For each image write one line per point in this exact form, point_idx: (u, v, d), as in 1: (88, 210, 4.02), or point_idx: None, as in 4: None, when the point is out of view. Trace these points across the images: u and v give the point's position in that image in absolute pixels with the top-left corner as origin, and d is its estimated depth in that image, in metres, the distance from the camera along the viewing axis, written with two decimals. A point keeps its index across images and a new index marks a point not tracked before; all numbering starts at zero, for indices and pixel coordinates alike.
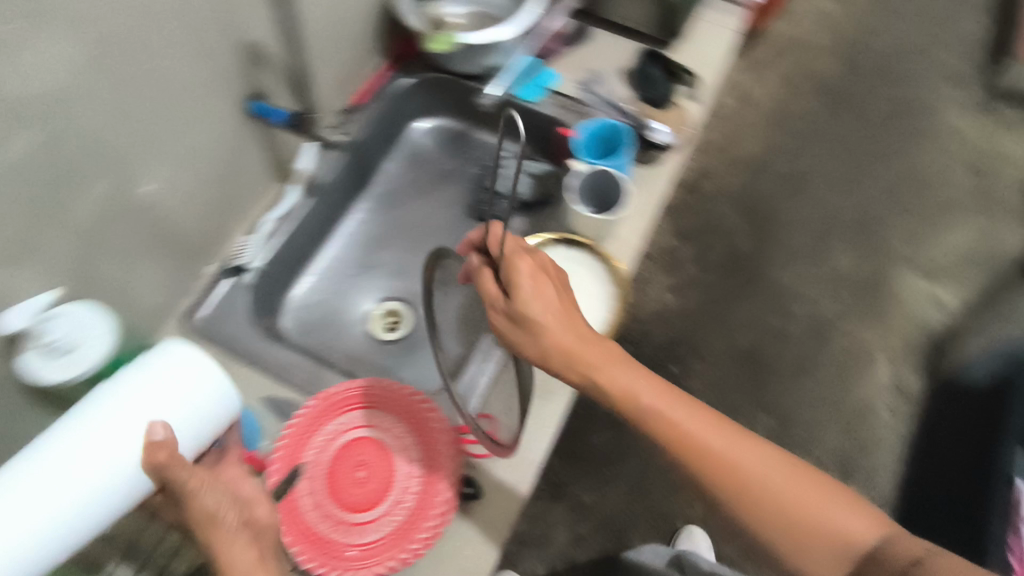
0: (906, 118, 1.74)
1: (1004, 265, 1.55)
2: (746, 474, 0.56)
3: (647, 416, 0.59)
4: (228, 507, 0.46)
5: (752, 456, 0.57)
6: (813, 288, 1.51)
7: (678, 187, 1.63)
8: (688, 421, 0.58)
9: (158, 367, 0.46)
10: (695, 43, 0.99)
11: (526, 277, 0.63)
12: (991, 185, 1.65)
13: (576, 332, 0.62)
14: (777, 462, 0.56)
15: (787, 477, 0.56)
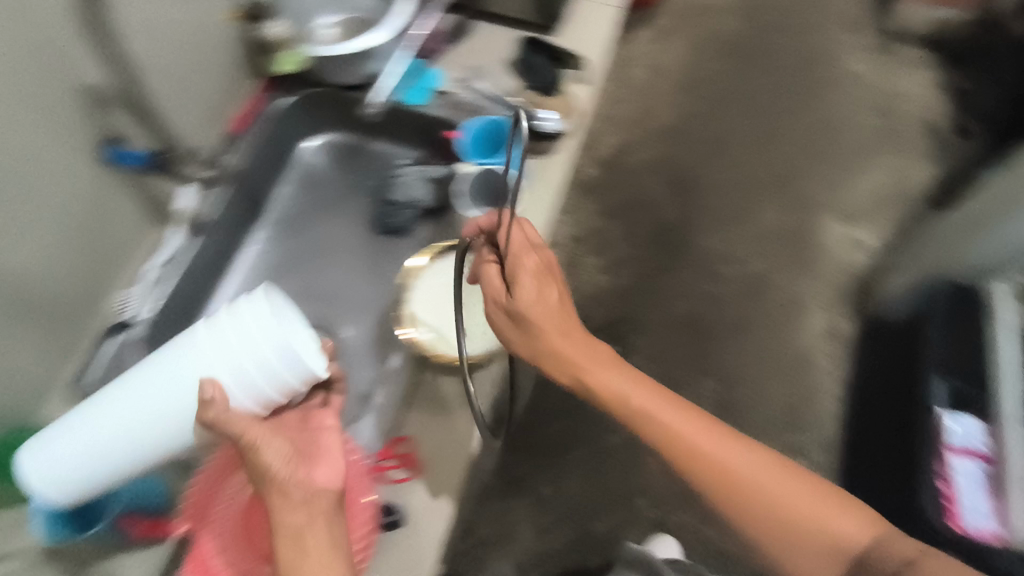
0: (808, 67, 1.77)
1: (917, 198, 1.60)
2: (747, 483, 0.63)
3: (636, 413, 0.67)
4: (279, 472, 0.49)
5: (756, 467, 0.64)
6: (741, 248, 1.54)
7: (597, 166, 1.62)
8: (699, 436, 0.65)
9: (253, 313, 0.49)
10: (578, 26, 0.98)
11: (528, 277, 0.68)
12: (894, 123, 1.70)
13: (576, 344, 0.68)
14: (779, 473, 0.64)
15: (769, 475, 0.64)
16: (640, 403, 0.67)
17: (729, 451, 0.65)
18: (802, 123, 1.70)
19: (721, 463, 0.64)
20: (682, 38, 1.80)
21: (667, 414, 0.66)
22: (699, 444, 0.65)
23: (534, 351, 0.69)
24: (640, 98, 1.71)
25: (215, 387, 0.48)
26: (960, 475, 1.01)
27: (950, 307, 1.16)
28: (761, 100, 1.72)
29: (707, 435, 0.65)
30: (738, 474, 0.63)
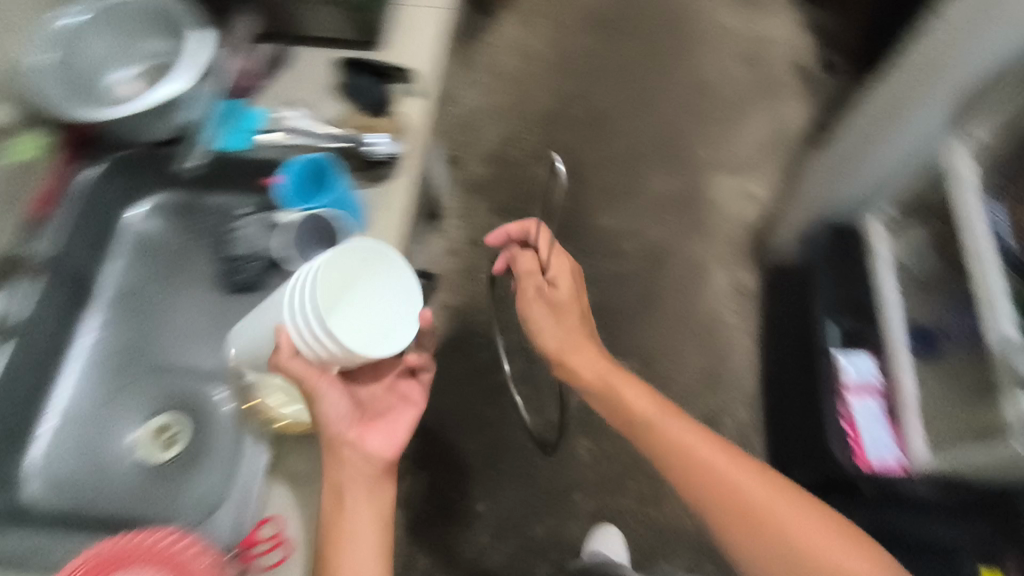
0: (675, 27, 1.77)
1: (797, 142, 1.63)
2: (758, 512, 0.68)
3: (659, 428, 0.77)
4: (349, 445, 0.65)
5: (774, 499, 0.69)
6: (637, 221, 1.53)
7: (483, 164, 1.58)
8: (718, 464, 0.71)
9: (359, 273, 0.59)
10: (404, 34, 0.93)
11: (561, 276, 0.90)
12: (765, 69, 1.72)
13: (598, 354, 0.86)
14: (796, 508, 0.68)
15: (788, 508, 0.68)
16: (673, 432, 0.75)
17: (751, 485, 0.70)
18: (678, 84, 1.69)
19: (743, 497, 0.69)
20: (547, 18, 1.77)
21: (697, 442, 0.74)
22: (729, 476, 0.71)
23: (561, 345, 0.87)
24: (515, 85, 1.68)
25: (285, 337, 0.59)
26: (860, 415, 1.02)
27: (836, 247, 1.16)
28: (634, 68, 1.71)
29: (733, 468, 0.71)
30: (760, 509, 0.68)
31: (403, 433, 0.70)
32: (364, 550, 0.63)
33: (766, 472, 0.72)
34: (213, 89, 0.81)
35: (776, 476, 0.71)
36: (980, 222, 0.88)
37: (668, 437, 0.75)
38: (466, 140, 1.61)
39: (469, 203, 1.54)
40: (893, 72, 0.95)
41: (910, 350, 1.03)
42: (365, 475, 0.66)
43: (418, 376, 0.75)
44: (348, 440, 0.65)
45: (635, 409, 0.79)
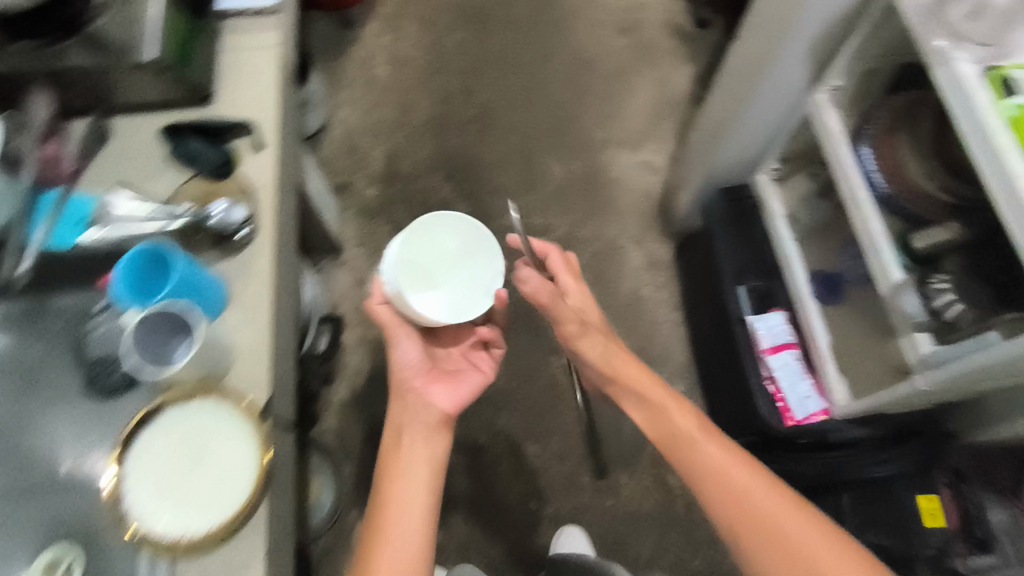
0: (545, 8, 1.73)
1: (685, 102, 1.62)
2: (788, 540, 0.66)
3: (692, 443, 0.74)
4: (418, 397, 0.76)
5: (803, 530, 0.67)
6: (543, 212, 1.50)
7: (375, 185, 1.52)
8: (753, 488, 0.70)
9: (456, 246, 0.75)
10: (239, 77, 0.85)
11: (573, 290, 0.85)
12: (642, 35, 1.70)
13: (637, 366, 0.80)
14: (824, 540, 0.66)
15: (804, 527, 0.67)
16: (724, 457, 0.72)
17: (778, 511, 0.68)
18: (558, 64, 1.66)
19: (768, 525, 0.68)
20: (412, 20, 1.70)
21: (740, 472, 0.71)
22: (765, 500, 0.69)
23: (606, 361, 0.81)
24: (393, 96, 1.61)
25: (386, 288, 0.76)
26: (784, 375, 1.03)
27: (733, 208, 1.16)
28: (511, 56, 1.66)
29: (762, 496, 0.69)
30: (781, 535, 0.67)
31: (469, 391, 0.79)
32: (414, 484, 0.70)
33: (804, 503, 0.69)
34: (35, 175, 0.72)
35: (813, 509, 0.69)
36: (854, 170, 0.88)
37: (705, 462, 0.72)
38: (353, 163, 1.53)
39: (370, 227, 1.48)
40: (751, 35, 0.95)
41: (816, 298, 1.05)
42: (427, 425, 0.74)
43: (492, 351, 0.86)
44: (413, 387, 0.76)
45: (682, 427, 0.75)
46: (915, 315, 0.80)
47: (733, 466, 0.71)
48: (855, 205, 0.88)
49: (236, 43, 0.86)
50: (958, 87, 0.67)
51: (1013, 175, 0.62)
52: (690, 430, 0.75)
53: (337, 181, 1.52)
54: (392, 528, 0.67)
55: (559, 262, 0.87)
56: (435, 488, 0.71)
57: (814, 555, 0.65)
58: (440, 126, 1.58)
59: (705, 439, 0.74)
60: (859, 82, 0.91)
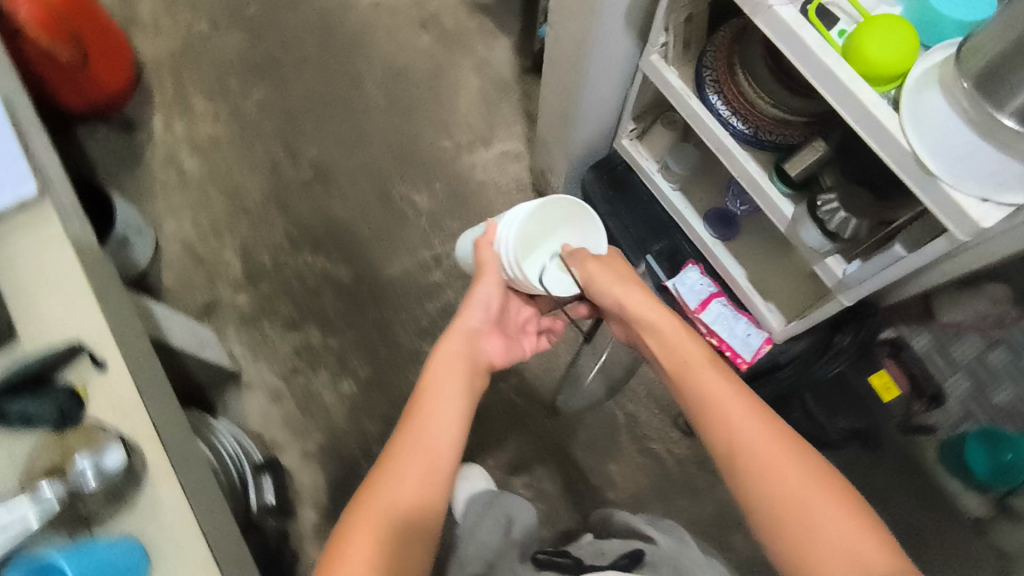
0: (333, 31, 1.58)
1: (516, 77, 1.55)
2: (766, 464, 0.64)
3: (690, 368, 0.74)
4: (479, 330, 0.84)
5: (783, 459, 0.64)
6: (426, 244, 1.42)
7: (243, 291, 1.36)
8: (739, 412, 0.68)
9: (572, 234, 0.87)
10: (33, 289, 0.68)
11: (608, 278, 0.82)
12: (443, 23, 1.59)
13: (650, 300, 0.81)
14: (799, 468, 0.63)
15: (772, 440, 0.66)
16: (714, 375, 0.72)
17: (754, 431, 0.66)
18: (374, 85, 1.54)
19: (748, 442, 0.66)
20: (198, 97, 1.51)
21: (725, 396, 0.70)
22: (744, 409, 0.68)
23: (615, 301, 0.81)
24: (217, 187, 1.44)
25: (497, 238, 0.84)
26: (721, 325, 1.06)
27: (610, 179, 1.14)
28: (322, 96, 1.52)
29: (745, 419, 0.68)
30: (761, 452, 0.65)
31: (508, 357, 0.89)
32: (450, 406, 0.75)
33: (788, 435, 0.67)
34: None
35: (794, 440, 0.66)
36: (711, 121, 0.86)
37: (704, 388, 0.72)
38: (207, 276, 1.37)
39: (257, 336, 1.34)
40: (563, 18, 0.89)
41: (717, 237, 1.06)
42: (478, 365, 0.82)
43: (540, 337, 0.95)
44: (476, 324, 0.84)
45: (686, 354, 0.76)
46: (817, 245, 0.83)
47: (729, 394, 0.70)
48: (726, 154, 0.87)
49: (11, 247, 0.69)
50: (785, 29, 0.64)
51: (867, 105, 0.61)
52: (694, 360, 0.75)
53: (199, 302, 1.35)
54: (434, 424, 0.73)
55: (602, 273, 0.82)
56: (467, 408, 0.77)
57: (783, 465, 0.64)
58: (282, 199, 1.44)
59: (704, 368, 0.74)
60: (683, 32, 0.88)
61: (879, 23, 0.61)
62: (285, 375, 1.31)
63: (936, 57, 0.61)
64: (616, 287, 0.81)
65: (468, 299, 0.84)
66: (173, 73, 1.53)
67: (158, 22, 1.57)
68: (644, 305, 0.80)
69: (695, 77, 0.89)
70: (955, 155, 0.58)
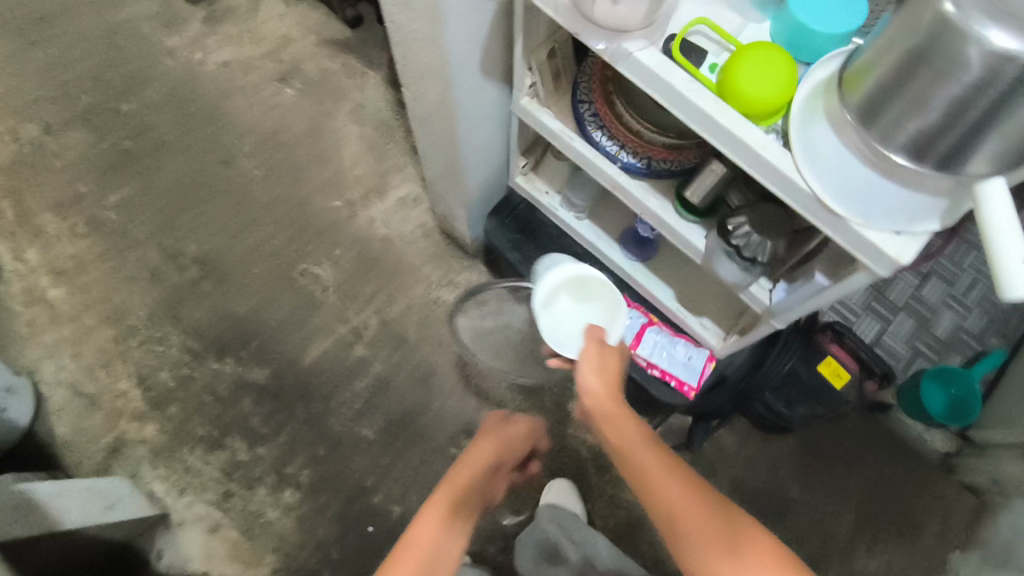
0: (185, 108, 1.42)
1: (396, 114, 1.42)
2: (708, 547, 0.58)
3: (629, 453, 0.68)
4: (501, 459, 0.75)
5: (730, 538, 0.58)
6: (342, 319, 1.29)
7: (149, 421, 1.23)
8: (680, 492, 0.63)
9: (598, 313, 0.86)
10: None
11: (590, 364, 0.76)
12: (306, 72, 1.45)
13: (605, 381, 0.75)
14: (747, 546, 0.57)
15: (712, 513, 0.60)
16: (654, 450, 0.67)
17: (693, 512, 0.61)
18: (244, 157, 1.39)
19: (684, 525, 0.61)
20: (47, 215, 1.34)
21: (664, 480, 0.64)
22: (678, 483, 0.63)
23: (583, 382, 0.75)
24: (93, 312, 1.28)
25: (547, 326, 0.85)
26: (660, 356, 0.98)
27: (514, 222, 1.06)
28: (190, 182, 1.37)
29: (684, 502, 0.62)
30: (703, 529, 0.59)
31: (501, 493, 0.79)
32: (476, 471, 0.69)
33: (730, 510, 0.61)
34: None
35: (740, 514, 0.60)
36: (600, 160, 0.78)
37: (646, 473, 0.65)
38: (104, 415, 1.23)
39: (177, 467, 1.21)
40: (415, 80, 0.80)
41: (637, 260, 0.99)
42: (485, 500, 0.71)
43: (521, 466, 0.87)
44: (504, 452, 0.74)
45: (627, 437, 0.69)
46: (737, 280, 0.75)
47: (670, 479, 0.64)
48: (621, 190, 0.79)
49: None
50: (651, 76, 0.57)
51: (756, 149, 0.54)
52: (627, 437, 0.69)
53: (102, 447, 1.21)
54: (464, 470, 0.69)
55: (588, 358, 0.77)
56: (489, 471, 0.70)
57: (720, 549, 0.58)
58: (171, 308, 1.29)
59: (647, 451, 0.67)
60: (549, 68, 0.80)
61: (749, 54, 0.55)
62: (219, 502, 1.19)
63: (818, 78, 0.55)
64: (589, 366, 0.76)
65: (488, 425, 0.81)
66: (13, 193, 1.35)
67: None
68: (596, 394, 0.75)
69: (572, 112, 0.80)
70: (857, 193, 0.51)
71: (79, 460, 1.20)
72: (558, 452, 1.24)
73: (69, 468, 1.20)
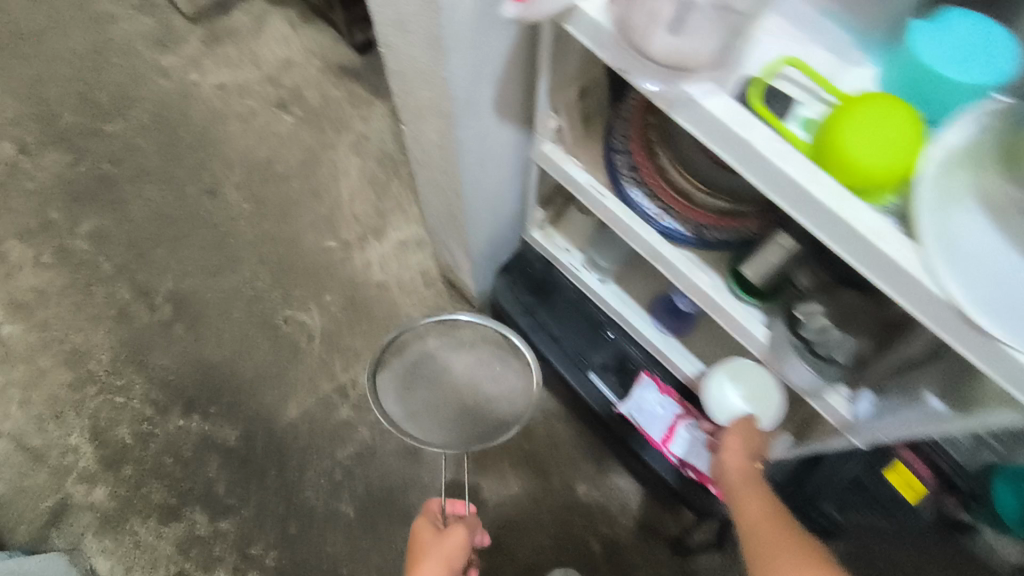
0: (173, 132, 1.31)
1: (402, 149, 1.29)
2: None
3: (746, 498, 0.62)
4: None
5: None
6: (326, 374, 1.14)
7: (98, 483, 1.07)
8: (782, 536, 0.54)
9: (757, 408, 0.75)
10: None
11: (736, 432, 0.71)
12: (307, 99, 1.33)
13: (746, 444, 0.70)
14: None
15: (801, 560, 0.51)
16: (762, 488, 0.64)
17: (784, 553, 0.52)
18: (232, 188, 1.26)
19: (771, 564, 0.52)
20: (13, 242, 1.22)
21: (772, 525, 0.56)
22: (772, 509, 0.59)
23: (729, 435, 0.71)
24: (50, 353, 1.14)
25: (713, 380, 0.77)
26: (700, 456, 0.83)
27: (527, 281, 0.91)
28: (171, 213, 1.24)
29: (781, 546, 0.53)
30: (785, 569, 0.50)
31: None
32: None
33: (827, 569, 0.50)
34: None
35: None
36: (639, 225, 0.64)
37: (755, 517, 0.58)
38: (49, 473, 1.08)
39: (126, 539, 1.05)
40: (414, 118, 0.66)
41: (671, 334, 0.84)
42: None
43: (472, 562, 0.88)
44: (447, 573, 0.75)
45: (753, 487, 0.63)
46: (807, 386, 0.60)
47: (778, 527, 0.56)
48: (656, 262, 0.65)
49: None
50: (719, 129, 0.43)
51: (864, 235, 0.40)
52: (749, 489, 0.63)
53: (43, 510, 1.06)
54: None
55: (735, 436, 0.71)
56: None
57: None
58: (136, 353, 1.15)
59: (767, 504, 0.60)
60: (578, 109, 0.66)
61: (859, 106, 0.41)
62: None
63: (950, 144, 0.40)
64: (737, 433, 0.71)
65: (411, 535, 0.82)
66: None
67: None
68: (731, 451, 0.69)
69: (606, 163, 0.66)
70: (1006, 307, 0.37)
71: (16, 524, 1.05)
72: (565, 545, 1.06)
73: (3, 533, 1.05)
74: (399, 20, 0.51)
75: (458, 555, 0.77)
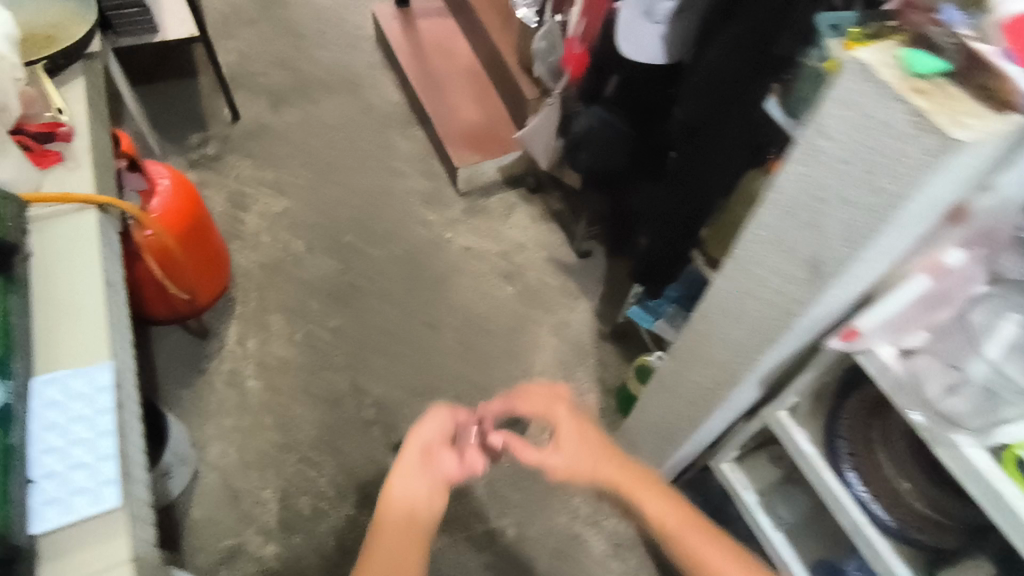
0: (420, 270, 1.63)
1: (594, 343, 1.53)
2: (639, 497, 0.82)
3: (578, 452, 0.87)
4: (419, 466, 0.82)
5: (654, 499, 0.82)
6: (479, 516, 1.30)
7: (271, 539, 1.23)
8: (616, 475, 0.84)
9: None
10: None
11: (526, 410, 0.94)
12: (527, 278, 1.63)
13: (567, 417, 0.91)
14: (669, 504, 0.81)
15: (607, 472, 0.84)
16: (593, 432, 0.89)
17: (604, 468, 0.85)
18: (451, 330, 1.53)
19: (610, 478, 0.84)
20: (278, 316, 1.52)
21: (603, 465, 0.85)
22: (595, 450, 0.87)
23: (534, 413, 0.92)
24: (273, 414, 1.38)
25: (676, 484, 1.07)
26: None
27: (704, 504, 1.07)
28: (399, 334, 1.51)
29: (651, 497, 0.82)
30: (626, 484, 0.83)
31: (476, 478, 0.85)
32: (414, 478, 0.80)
33: (654, 481, 0.83)
34: None
35: (668, 490, 0.83)
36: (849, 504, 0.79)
37: (601, 471, 0.85)
38: (238, 517, 1.25)
39: None
40: (686, 363, 0.87)
41: None
42: (437, 490, 0.80)
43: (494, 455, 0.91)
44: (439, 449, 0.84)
45: (581, 450, 0.87)
46: None
47: (602, 459, 0.85)
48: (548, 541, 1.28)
49: (80, 538, 0.63)
50: (973, 473, 0.59)
51: None
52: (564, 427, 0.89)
53: (221, 548, 1.22)
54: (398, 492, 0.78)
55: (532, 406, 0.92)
56: (432, 475, 0.81)
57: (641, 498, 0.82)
58: (335, 438, 1.36)
59: (589, 446, 0.87)
60: (815, 397, 0.85)
61: None
62: None
63: None
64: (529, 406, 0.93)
65: (428, 415, 0.87)
66: (260, 290, 1.56)
67: (260, 241, 1.64)
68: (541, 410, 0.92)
69: (826, 444, 0.83)
70: None
71: (196, 550, 1.21)
72: None
73: (185, 554, 1.21)
74: (734, 314, 0.74)
75: (440, 496, 0.81)
